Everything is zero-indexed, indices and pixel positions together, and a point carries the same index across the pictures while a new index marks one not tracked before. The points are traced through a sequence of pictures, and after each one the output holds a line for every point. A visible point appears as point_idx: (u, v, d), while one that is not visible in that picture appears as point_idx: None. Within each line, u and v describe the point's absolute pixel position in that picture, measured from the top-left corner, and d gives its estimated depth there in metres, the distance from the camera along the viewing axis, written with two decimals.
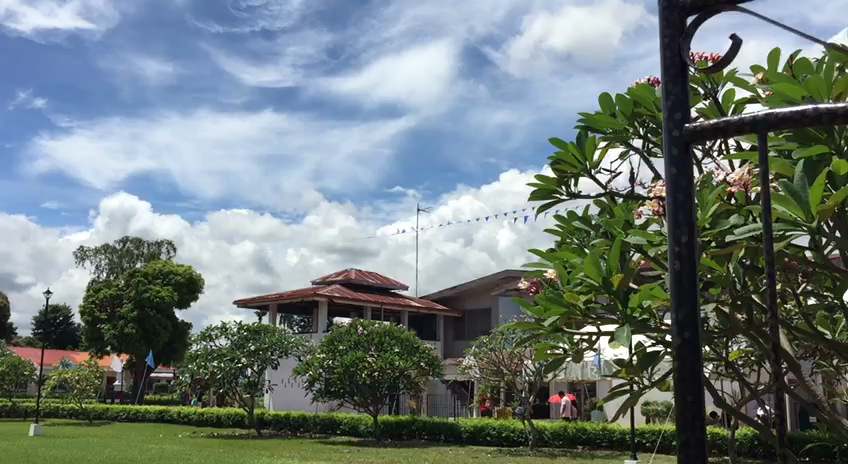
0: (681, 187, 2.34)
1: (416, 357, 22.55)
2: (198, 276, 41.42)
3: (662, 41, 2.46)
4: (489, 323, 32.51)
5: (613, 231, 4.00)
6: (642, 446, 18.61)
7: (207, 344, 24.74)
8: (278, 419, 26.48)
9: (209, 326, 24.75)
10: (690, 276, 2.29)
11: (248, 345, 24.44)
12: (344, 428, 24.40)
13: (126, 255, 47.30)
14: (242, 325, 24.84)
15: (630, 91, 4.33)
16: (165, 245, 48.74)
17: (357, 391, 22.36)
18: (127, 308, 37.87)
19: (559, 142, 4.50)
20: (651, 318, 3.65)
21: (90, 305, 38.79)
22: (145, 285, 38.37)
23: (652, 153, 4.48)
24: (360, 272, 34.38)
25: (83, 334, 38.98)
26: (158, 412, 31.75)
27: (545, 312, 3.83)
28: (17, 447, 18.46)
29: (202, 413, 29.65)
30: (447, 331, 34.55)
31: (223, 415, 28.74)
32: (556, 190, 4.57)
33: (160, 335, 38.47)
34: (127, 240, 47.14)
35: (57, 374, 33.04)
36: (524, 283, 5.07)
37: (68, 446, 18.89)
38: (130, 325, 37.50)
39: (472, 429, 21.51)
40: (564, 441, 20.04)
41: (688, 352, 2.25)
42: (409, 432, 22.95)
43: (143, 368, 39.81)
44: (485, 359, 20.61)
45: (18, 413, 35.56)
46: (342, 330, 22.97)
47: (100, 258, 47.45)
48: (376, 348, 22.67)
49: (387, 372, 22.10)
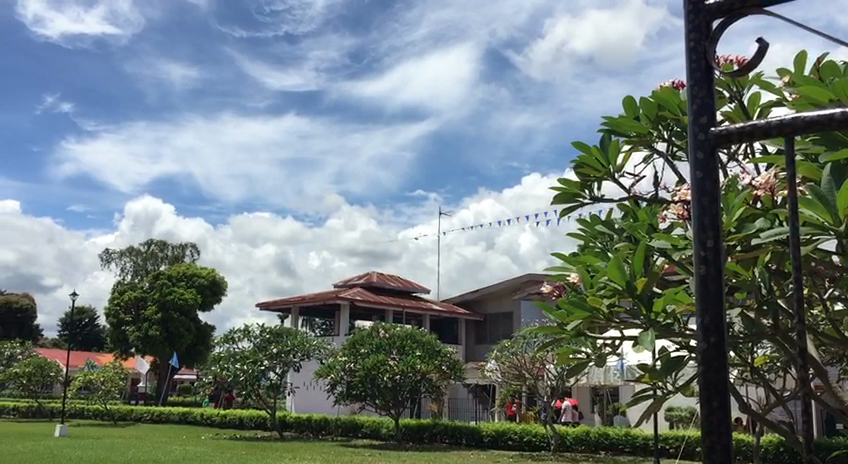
0: (707, 191, 2.33)
1: (438, 361, 22.53)
2: (221, 279, 41.73)
3: (687, 44, 2.46)
4: (511, 326, 32.38)
5: (637, 236, 3.97)
6: (665, 452, 18.45)
7: (229, 346, 24.92)
8: (300, 421, 26.57)
9: (231, 329, 24.88)
10: (716, 280, 2.28)
11: (271, 348, 24.58)
12: (366, 430, 24.44)
13: (150, 257, 47.75)
14: (264, 328, 24.98)
15: (653, 93, 4.31)
16: (188, 248, 49.13)
17: (379, 394, 22.35)
18: (151, 310, 38.20)
19: (583, 146, 4.49)
20: (675, 322, 3.62)
21: (115, 307, 39.17)
22: (169, 287, 38.71)
23: (677, 157, 4.45)
24: (382, 275, 34.43)
25: (108, 336, 39.39)
26: (181, 413, 31.98)
27: (569, 316, 3.82)
28: (43, 447, 18.75)
29: (224, 415, 29.83)
30: (469, 334, 34.50)
31: (245, 417, 28.89)
32: (579, 193, 4.55)
33: (183, 337, 38.76)
34: (151, 242, 47.59)
35: (82, 376, 33.42)
36: (546, 287, 5.05)
37: (93, 447, 19.12)
38: (154, 327, 37.84)
39: (494, 433, 21.45)
40: (586, 447, 19.93)
41: (713, 357, 2.24)
42: (431, 435, 22.93)
43: (167, 370, 40.15)
44: (507, 363, 20.52)
45: (44, 414, 35.99)
46: (364, 333, 23.03)
47: (125, 261, 47.93)
48: (398, 351, 22.70)
49: (409, 375, 22.11)
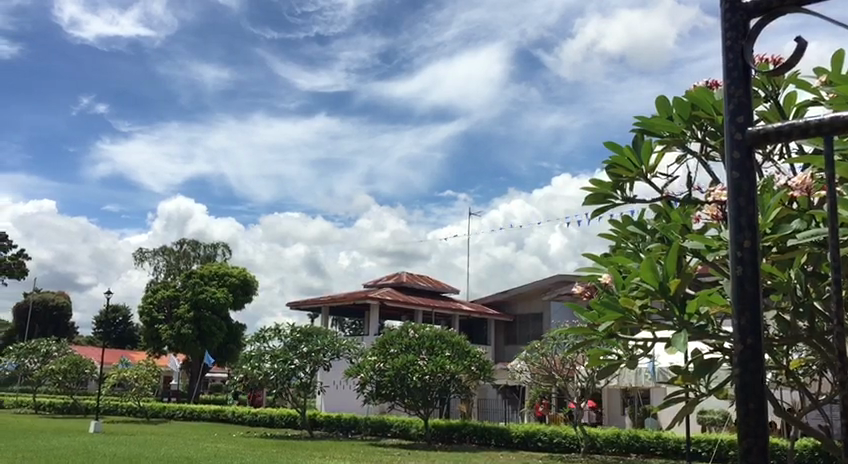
0: (744, 192, 2.31)
1: (467, 361, 22.48)
2: (252, 278, 42.11)
3: (724, 43, 2.44)
4: (541, 327, 32.24)
5: (670, 236, 3.94)
6: (697, 456, 18.22)
7: (260, 345, 25.12)
8: (330, 420, 26.69)
9: (262, 328, 25.10)
10: (753, 281, 2.25)
11: (301, 347, 24.76)
12: (395, 430, 24.51)
13: (183, 256, 48.33)
14: (294, 327, 25.17)
15: (687, 93, 4.27)
16: (220, 248, 49.62)
17: (409, 394, 22.37)
18: (184, 309, 38.64)
19: (615, 146, 4.47)
20: (708, 324, 3.59)
21: (149, 306, 39.67)
22: (201, 286, 39.15)
23: (710, 157, 4.41)
24: (412, 276, 34.51)
25: (141, 334, 39.90)
26: (213, 412, 32.29)
27: (600, 317, 3.80)
28: (78, 443, 19.03)
29: (255, 413, 30.08)
30: (499, 334, 34.42)
31: (276, 415, 29.10)
32: (611, 193, 4.53)
33: (215, 335, 39.13)
34: (183, 242, 48.16)
35: (116, 373, 33.89)
36: (578, 288, 5.03)
37: (128, 443, 19.37)
38: (186, 325, 38.26)
39: (523, 435, 21.39)
40: (617, 449, 19.78)
41: (748, 358, 2.22)
42: (460, 436, 22.91)
43: (199, 368, 40.56)
44: (536, 364, 20.43)
45: (79, 410, 36.55)
46: (394, 333, 23.10)
47: (159, 260, 48.55)
48: (428, 351, 22.73)
49: (439, 375, 22.10)
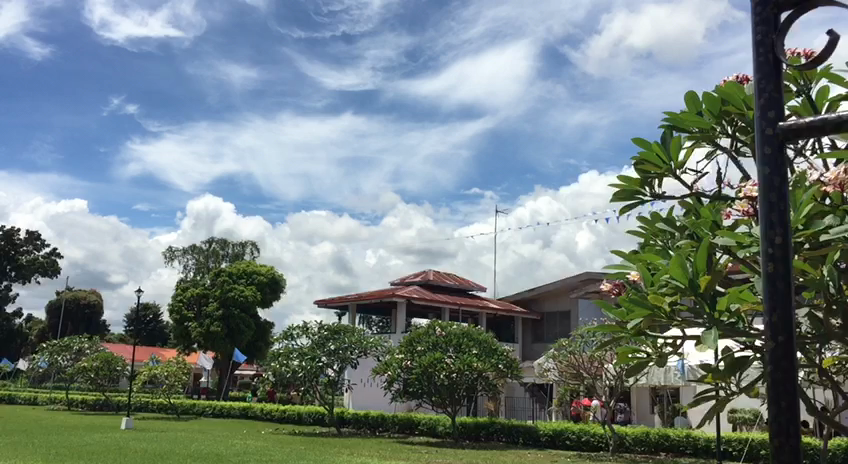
0: (774, 187, 2.29)
1: (495, 359, 22.42)
2: (280, 277, 42.37)
3: (755, 37, 2.41)
4: (568, 325, 32.07)
5: (700, 233, 3.89)
6: (728, 454, 18.02)
7: (289, 343, 25.27)
8: (357, 418, 26.79)
9: (290, 326, 25.25)
10: (784, 277, 2.23)
11: (329, 345, 24.88)
12: (422, 428, 24.55)
13: (212, 255, 48.76)
14: (322, 325, 25.29)
15: (717, 88, 4.23)
16: (249, 246, 49.99)
17: (436, 392, 22.39)
18: (213, 307, 39.00)
19: (643, 143, 4.44)
20: (739, 321, 3.55)
21: (178, 304, 40.09)
22: (230, 285, 39.48)
23: (741, 153, 4.36)
24: (439, 274, 34.51)
25: (172, 332, 40.34)
26: (242, 409, 32.57)
27: (629, 314, 3.77)
28: (110, 439, 19.26)
29: (284, 410, 30.27)
30: (526, 332, 34.32)
31: (304, 413, 29.27)
32: (640, 190, 4.50)
33: (243, 333, 39.45)
34: (212, 240, 48.60)
35: (147, 370, 34.30)
36: (605, 285, 5.00)
37: (158, 440, 19.55)
38: (215, 323, 38.61)
39: (551, 433, 21.31)
40: (646, 448, 19.62)
41: (780, 356, 2.20)
42: (487, 434, 22.87)
43: (228, 366, 40.93)
44: (564, 362, 20.31)
45: (111, 407, 37.04)
46: (421, 331, 23.11)
47: (188, 258, 49.03)
48: (455, 349, 22.71)
49: (466, 373, 22.07)
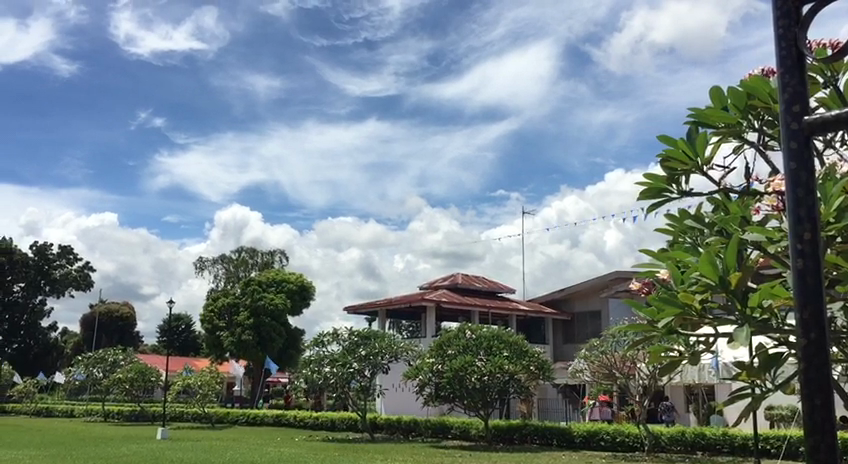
0: (802, 182, 2.26)
1: (526, 361, 22.32)
2: (309, 284, 42.57)
3: (777, 31, 2.39)
4: (599, 325, 31.84)
5: (730, 230, 3.85)
6: (766, 452, 17.82)
7: (319, 350, 25.40)
8: (390, 423, 26.79)
9: (321, 332, 25.39)
10: (816, 271, 2.20)
11: (359, 350, 24.96)
12: (455, 432, 24.52)
13: (242, 264, 49.17)
14: (352, 331, 25.40)
15: (742, 83, 4.17)
16: (278, 254, 50.32)
17: (468, 395, 22.31)
18: (244, 316, 39.30)
19: (669, 140, 4.40)
20: (771, 317, 3.50)
21: (210, 314, 40.56)
22: (260, 293, 39.74)
23: (769, 147, 4.31)
24: (468, 276, 34.43)
25: (204, 342, 40.73)
26: (276, 416, 32.78)
27: (659, 313, 3.74)
28: (146, 449, 19.59)
29: (317, 417, 30.43)
30: (557, 333, 34.18)
31: (337, 419, 29.40)
32: (666, 188, 4.46)
33: (275, 341, 39.65)
34: (242, 250, 49.00)
35: (180, 380, 34.63)
36: (635, 284, 4.97)
37: (193, 448, 19.84)
38: (246, 331, 38.91)
39: (585, 434, 21.21)
40: (682, 447, 19.44)
41: (812, 355, 2.17)
42: (521, 436, 22.77)
43: (260, 373, 41.22)
44: (596, 362, 20.16)
45: (147, 417, 37.48)
46: (450, 334, 23.13)
47: (218, 268, 49.47)
48: (485, 352, 22.65)
49: (497, 376, 22.00)
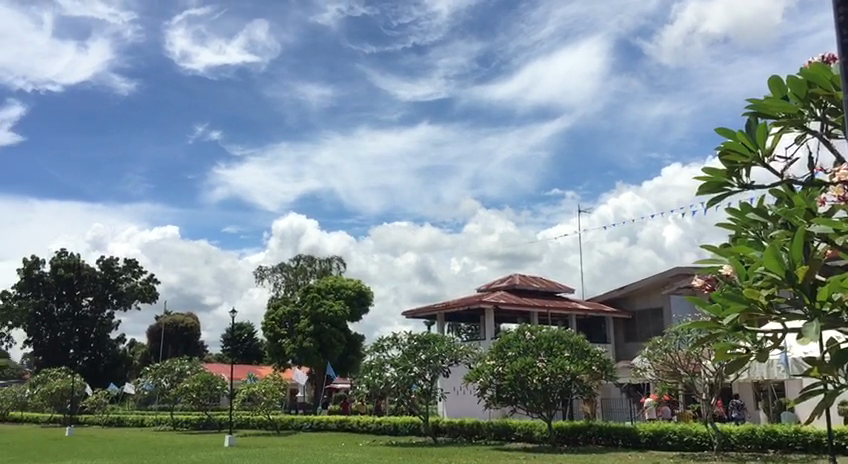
0: None
1: (587, 361, 22.07)
2: (368, 290, 42.88)
3: (838, 17, 2.33)
4: (662, 323, 31.30)
5: (794, 223, 3.74)
6: (841, 450, 17.27)
7: (380, 355, 25.59)
8: (453, 426, 26.78)
9: (380, 338, 25.57)
10: None
11: (419, 354, 25.03)
12: (519, 434, 24.40)
13: (300, 272, 49.82)
14: (411, 335, 25.50)
15: (802, 71, 4.07)
16: (335, 261, 50.87)
17: (530, 397, 22.17)
18: (304, 323, 39.77)
19: (727, 132, 4.31)
20: (842, 312, 3.41)
21: (272, 322, 41.23)
22: (319, 300, 40.21)
23: (833, 136, 4.19)
24: (525, 277, 34.23)
25: (267, 350, 41.45)
26: (339, 421, 33.11)
27: (724, 310, 3.67)
28: (214, 456, 20.04)
29: (380, 422, 30.63)
30: (618, 332, 33.75)
31: (400, 424, 29.54)
32: (726, 182, 4.38)
33: (335, 347, 40.00)
34: (300, 258, 49.65)
35: (245, 387, 35.25)
36: (698, 281, 4.87)
37: (260, 455, 20.19)
38: (307, 338, 39.37)
39: (651, 434, 20.87)
40: (752, 446, 18.98)
41: None
42: (586, 437, 22.52)
43: (322, 379, 41.67)
44: (660, 360, 19.86)
45: (214, 425, 38.25)
46: (510, 336, 23.05)
47: (278, 277, 50.24)
48: (546, 353, 22.47)
49: (559, 377, 21.80)
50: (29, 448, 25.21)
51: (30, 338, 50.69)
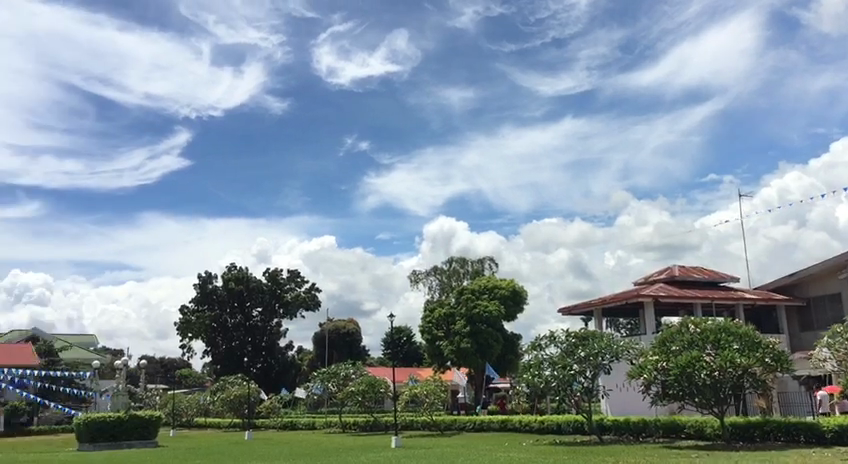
0: None
1: (760, 353, 20.86)
2: (521, 289, 42.70)
3: None
4: (841, 310, 29.10)
5: None
6: None
7: (538, 354, 25.45)
8: (618, 424, 26.14)
9: (538, 336, 25.41)
10: None
11: (579, 352, 24.65)
12: (690, 431, 23.52)
13: (454, 274, 50.41)
14: (569, 332, 25.19)
15: None
16: (487, 261, 51.06)
17: (699, 392, 21.32)
18: (460, 324, 40.18)
19: None
20: None
21: (429, 325, 42.04)
22: (474, 301, 40.47)
23: None
24: (685, 268, 32.91)
25: (426, 352, 42.36)
26: (502, 422, 33.19)
27: None
28: (383, 457, 20.68)
29: (543, 421, 30.43)
30: (792, 322, 31.78)
31: (563, 422, 29.22)
32: None
33: (493, 347, 40.05)
34: (452, 260, 50.25)
35: (408, 390, 36.05)
36: None
37: (427, 456, 20.60)
38: (465, 339, 39.74)
39: (837, 429, 19.52)
40: None
41: None
42: (763, 433, 21.34)
43: (482, 380, 41.92)
44: (842, 351, 18.50)
45: (380, 427, 39.41)
46: (674, 330, 22.27)
47: (432, 280, 51.09)
48: (713, 346, 21.46)
49: (729, 371, 20.80)
50: (216, 451, 27.02)
51: (208, 348, 54.36)
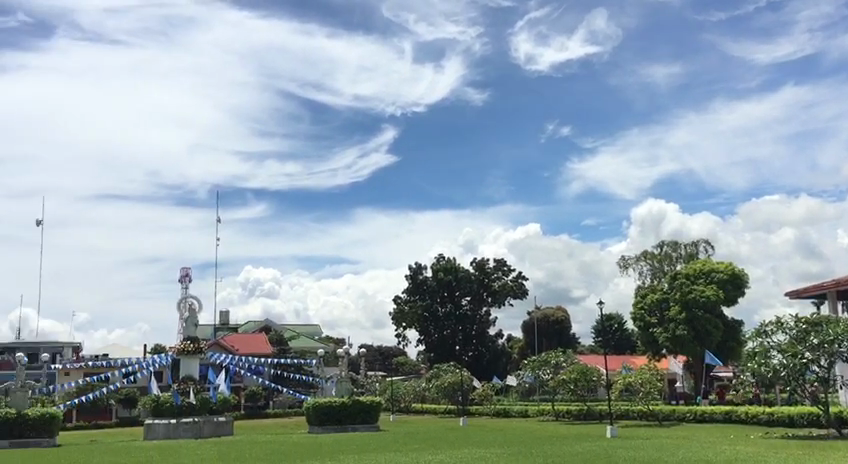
0: None
1: None
2: (742, 272, 40.12)
3: None
4: None
5: None
6: None
7: (763, 341, 23.76)
8: None
9: (762, 322, 23.72)
10: None
11: (811, 339, 22.70)
12: None
13: (666, 258, 48.44)
14: (799, 318, 23.28)
15: None
16: (702, 243, 48.56)
17: None
18: (675, 311, 38.52)
19: None
20: None
21: (641, 312, 40.73)
22: (689, 286, 38.61)
23: None
24: None
25: (639, 339, 41.25)
26: (725, 413, 31.44)
27: None
28: (599, 447, 20.22)
29: (772, 413, 28.41)
30: None
31: (796, 415, 27.10)
32: None
33: (712, 334, 37.97)
34: (664, 244, 48.29)
35: (622, 378, 35.11)
36: None
37: (643, 447, 19.87)
38: (680, 326, 38.04)
39: None
40: None
41: None
42: None
43: (701, 368, 39.89)
44: None
45: (594, 416, 38.73)
46: None
47: (643, 265, 49.42)
48: None
49: None
50: (432, 437, 27.85)
51: (421, 337, 56.23)
